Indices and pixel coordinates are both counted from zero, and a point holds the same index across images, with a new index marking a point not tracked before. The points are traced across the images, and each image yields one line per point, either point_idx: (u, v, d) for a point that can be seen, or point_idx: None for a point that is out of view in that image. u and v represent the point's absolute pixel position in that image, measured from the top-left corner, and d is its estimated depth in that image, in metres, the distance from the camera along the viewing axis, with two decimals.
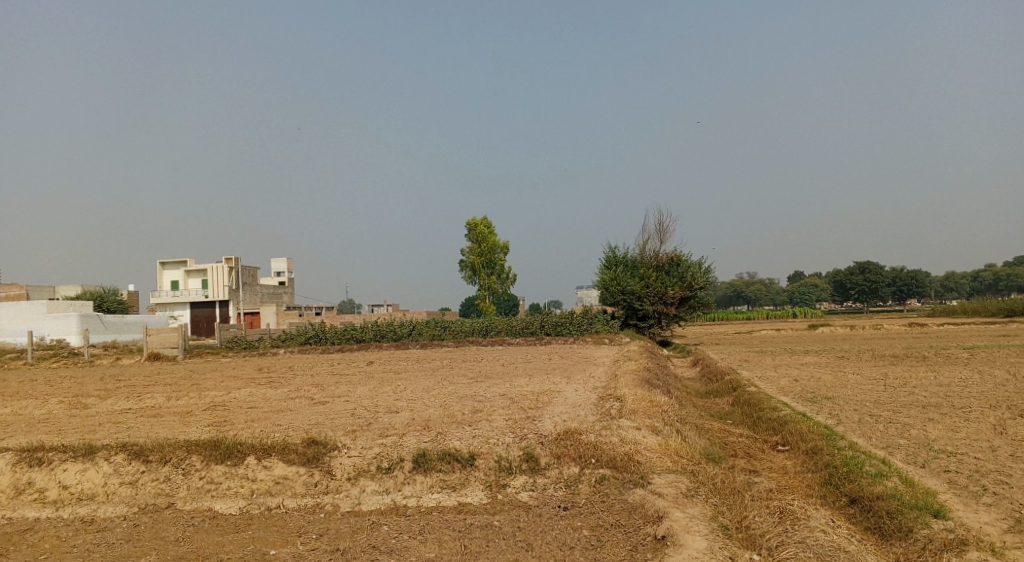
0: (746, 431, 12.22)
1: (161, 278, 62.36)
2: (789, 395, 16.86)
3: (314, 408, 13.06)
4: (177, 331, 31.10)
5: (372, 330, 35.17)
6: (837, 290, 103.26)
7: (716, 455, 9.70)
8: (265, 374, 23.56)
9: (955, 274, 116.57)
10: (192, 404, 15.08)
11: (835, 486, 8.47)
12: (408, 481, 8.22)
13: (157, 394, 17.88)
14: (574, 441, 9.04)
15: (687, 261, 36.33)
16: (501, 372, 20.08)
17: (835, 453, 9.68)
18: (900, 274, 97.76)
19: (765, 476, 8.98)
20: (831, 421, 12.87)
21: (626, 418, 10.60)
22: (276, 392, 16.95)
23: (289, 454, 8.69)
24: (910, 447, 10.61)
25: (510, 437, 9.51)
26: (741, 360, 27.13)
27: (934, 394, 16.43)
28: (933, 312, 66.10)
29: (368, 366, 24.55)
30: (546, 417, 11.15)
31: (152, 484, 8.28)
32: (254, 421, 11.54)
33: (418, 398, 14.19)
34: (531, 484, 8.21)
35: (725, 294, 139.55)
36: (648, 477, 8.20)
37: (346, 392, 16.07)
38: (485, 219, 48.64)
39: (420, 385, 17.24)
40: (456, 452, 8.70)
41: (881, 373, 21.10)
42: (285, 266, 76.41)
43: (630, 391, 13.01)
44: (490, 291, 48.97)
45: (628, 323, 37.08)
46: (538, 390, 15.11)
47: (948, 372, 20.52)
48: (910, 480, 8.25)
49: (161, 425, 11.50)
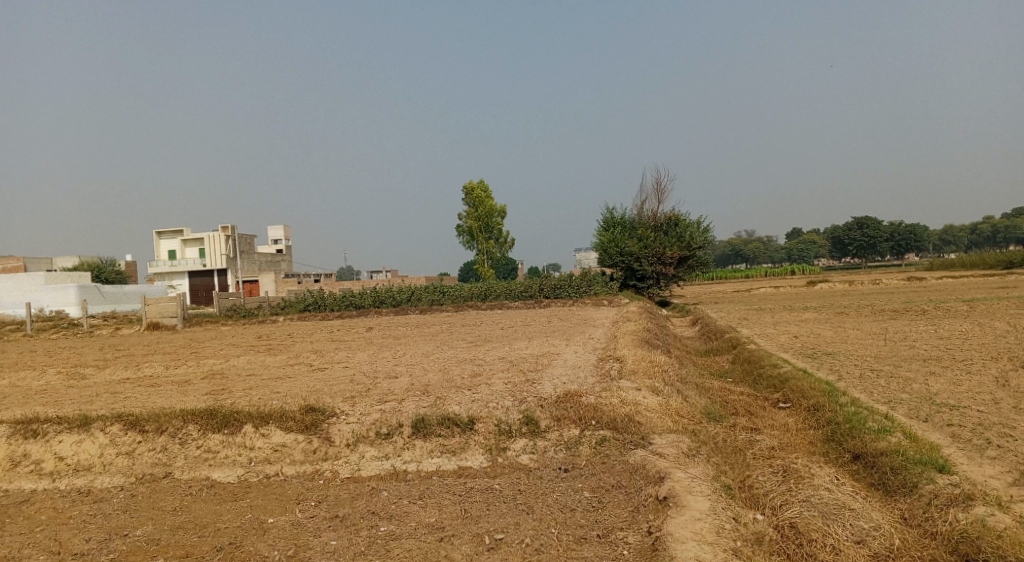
0: (747, 389, 12.14)
1: (158, 248, 62.04)
2: (790, 352, 16.80)
3: (312, 375, 12.96)
4: (175, 301, 30.95)
5: (370, 297, 35.04)
6: (836, 247, 102.98)
7: (717, 414, 9.62)
8: (264, 342, 23.48)
9: (954, 228, 116.18)
10: (191, 373, 14.99)
11: (837, 443, 8.41)
12: (407, 447, 8.14)
13: (156, 364, 17.81)
14: (574, 403, 8.94)
15: (686, 220, 35.99)
16: (500, 336, 20.01)
17: (837, 409, 9.61)
18: (899, 229, 97.41)
19: (767, 434, 8.91)
20: (832, 377, 12.82)
21: (626, 379, 10.50)
22: (274, 360, 16.86)
23: (287, 422, 8.59)
24: (912, 402, 10.54)
25: (509, 400, 9.41)
26: (740, 318, 27.07)
27: (934, 348, 16.35)
28: (932, 266, 66.00)
29: (367, 332, 24.45)
30: (546, 380, 11.06)
31: (149, 454, 8.19)
32: (252, 389, 11.44)
33: (416, 363, 14.11)
34: (531, 447, 8.13)
35: (724, 253, 139.27)
36: (649, 437, 8.13)
37: (345, 359, 15.98)
38: (482, 182, 48.02)
39: (419, 350, 17.16)
40: (455, 416, 8.61)
41: (881, 328, 21.03)
42: (282, 233, 75.94)
43: (630, 352, 12.89)
44: (488, 255, 48.71)
45: (627, 284, 36.96)
46: (538, 352, 15.03)
47: (948, 325, 20.46)
48: (914, 435, 8.17)
49: (159, 395, 11.40)
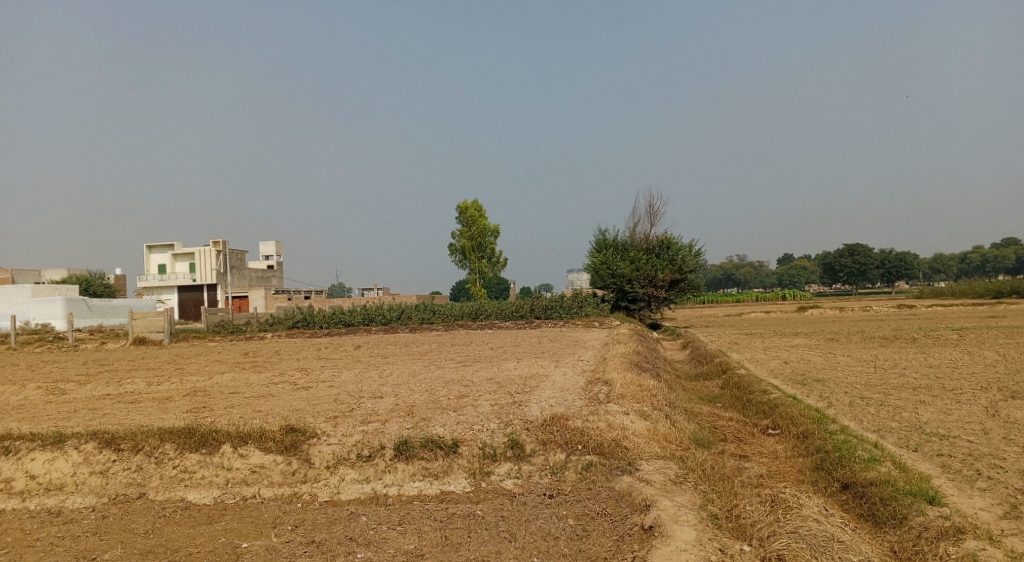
0: (736, 414, 12.03)
1: (148, 262, 61.64)
2: (780, 377, 16.74)
3: (296, 393, 12.76)
4: (162, 315, 30.64)
5: (360, 314, 34.83)
6: (826, 273, 103.52)
7: (706, 440, 9.49)
8: (251, 358, 23.20)
9: (943, 257, 117.19)
10: (173, 390, 14.73)
11: (827, 472, 8.29)
12: (389, 469, 7.97)
13: (139, 380, 17.52)
14: (560, 427, 8.80)
15: (678, 243, 36.09)
16: (489, 356, 19.85)
17: (827, 437, 9.50)
18: (889, 256, 98.12)
19: (756, 462, 8.79)
20: (822, 404, 12.72)
21: (614, 402, 10.37)
22: (259, 378, 16.61)
23: (267, 442, 8.40)
24: (902, 430, 10.46)
25: (495, 423, 9.25)
26: (731, 342, 27.02)
27: (924, 376, 16.33)
28: (922, 293, 66.40)
29: (355, 350, 24.23)
30: (533, 402, 10.92)
31: (122, 473, 7.98)
32: (234, 408, 11.23)
33: (403, 383, 13.93)
34: (516, 472, 7.98)
35: (716, 277, 139.77)
36: (635, 463, 7.99)
37: (331, 377, 15.78)
38: (475, 201, 48.09)
39: (406, 370, 16.98)
40: (438, 438, 8.45)
41: (871, 355, 21.02)
42: (274, 249, 75.69)
43: (619, 375, 12.78)
44: (481, 274, 48.62)
45: (619, 305, 36.92)
46: (526, 374, 14.88)
47: (938, 353, 20.46)
48: (904, 465, 8.06)
49: (138, 412, 11.19)
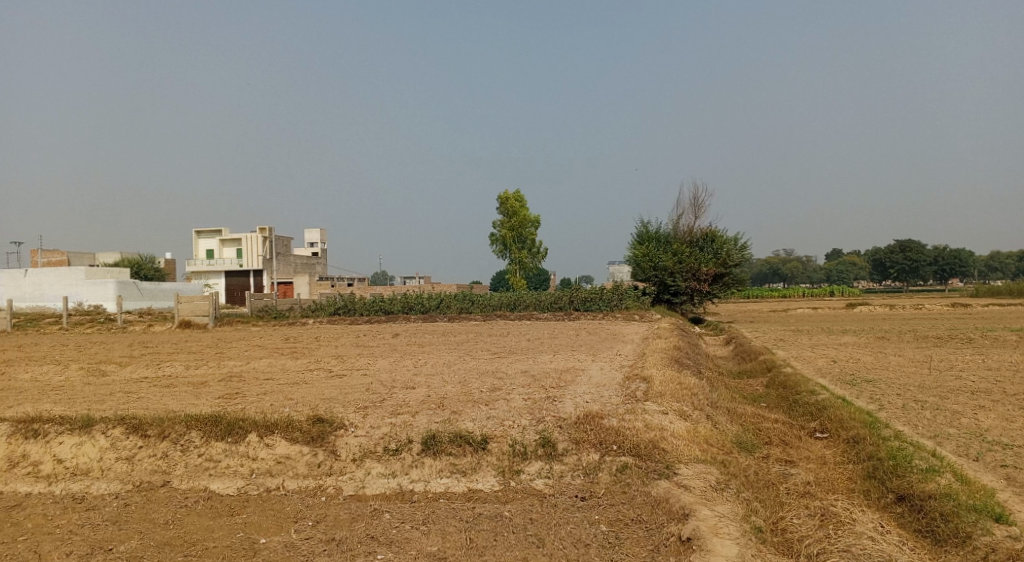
0: (781, 416, 11.43)
1: (197, 247, 63.16)
2: (827, 377, 15.98)
3: (329, 382, 12.64)
4: (207, 300, 31.19)
5: (399, 303, 34.87)
6: (877, 269, 100.06)
7: (748, 443, 8.96)
8: (289, 344, 23.33)
9: (1002, 254, 112.19)
10: (209, 375, 14.80)
11: (880, 481, 7.70)
12: (416, 464, 7.69)
13: (178, 363, 17.72)
14: (594, 426, 8.40)
15: (722, 236, 35.13)
16: (525, 348, 19.54)
17: (881, 443, 8.87)
18: (944, 253, 94.31)
19: (803, 468, 8.24)
20: (873, 407, 12.01)
21: (652, 401, 9.92)
22: (294, 364, 16.61)
23: (292, 432, 8.24)
24: (962, 437, 9.75)
25: (526, 419, 8.89)
26: (776, 339, 26.13)
27: (984, 379, 15.38)
28: (978, 292, 63.62)
29: (392, 339, 24.18)
30: (568, 398, 10.55)
31: (148, 461, 7.95)
32: (266, 395, 11.15)
33: (436, 374, 13.72)
34: (546, 471, 7.62)
35: (760, 271, 136.63)
36: (673, 467, 7.55)
37: (365, 366, 15.68)
38: (516, 192, 47.71)
39: (441, 360, 16.77)
40: (467, 434, 8.13)
41: (925, 355, 19.99)
42: (317, 237, 76.77)
43: (657, 371, 12.28)
44: (521, 265, 48.31)
45: (660, 299, 36.17)
46: (562, 367, 14.49)
47: (998, 355, 19.30)
48: (966, 477, 7.42)
49: (172, 397, 11.24)
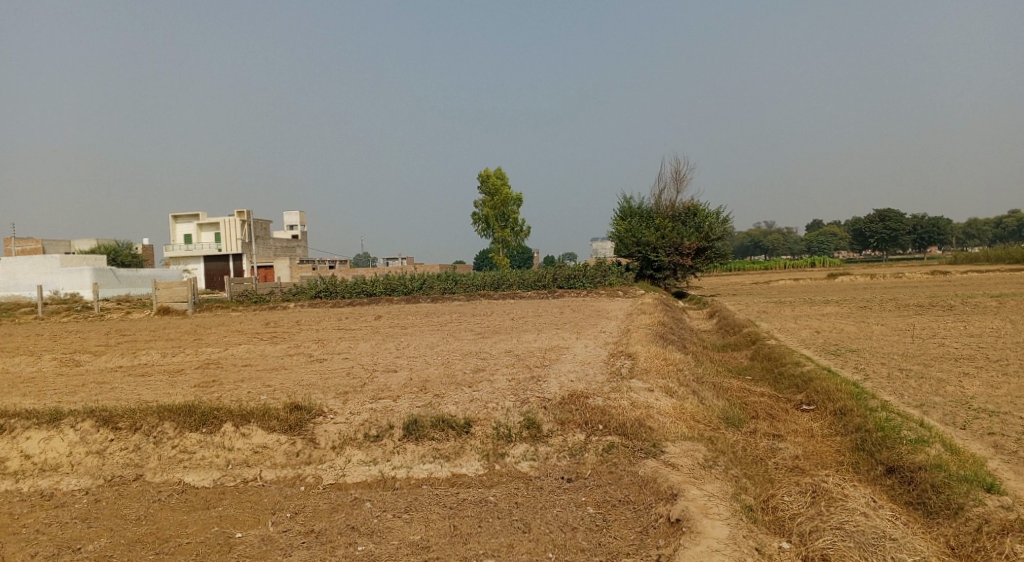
0: (767, 389, 11.37)
1: (174, 233, 62.06)
2: (811, 348, 15.97)
3: (309, 367, 12.37)
4: (186, 286, 30.61)
5: (382, 284, 34.48)
6: (856, 239, 101.04)
7: (736, 418, 8.86)
8: (269, 329, 22.95)
9: (978, 222, 113.75)
10: (187, 362, 14.44)
11: (868, 453, 7.63)
12: (398, 450, 7.49)
13: (155, 351, 17.31)
14: (579, 405, 8.23)
15: (705, 210, 35.06)
16: (509, 327, 19.36)
17: (868, 414, 8.80)
18: (922, 222, 95.39)
19: (790, 442, 8.17)
20: (858, 377, 11.99)
21: (637, 378, 9.78)
22: (274, 349, 16.28)
23: (270, 420, 7.98)
24: (947, 406, 9.73)
25: (510, 401, 8.71)
26: (759, 311, 26.20)
27: (965, 346, 15.45)
28: (956, 258, 64.45)
29: (374, 321, 23.86)
30: (552, 377, 10.39)
31: (119, 454, 7.68)
32: (244, 382, 10.87)
33: (419, 356, 13.50)
34: (532, 454, 7.45)
35: (742, 244, 137.43)
36: (661, 445, 7.43)
37: (346, 350, 15.40)
38: (498, 170, 47.24)
39: (424, 341, 16.54)
40: (450, 418, 7.93)
41: (906, 324, 20.10)
42: (297, 220, 75.73)
43: (643, 348, 12.14)
44: (504, 243, 47.99)
45: (643, 274, 36.16)
46: (546, 346, 14.32)
47: (978, 322, 19.45)
48: (954, 446, 7.36)
49: (146, 386, 10.93)
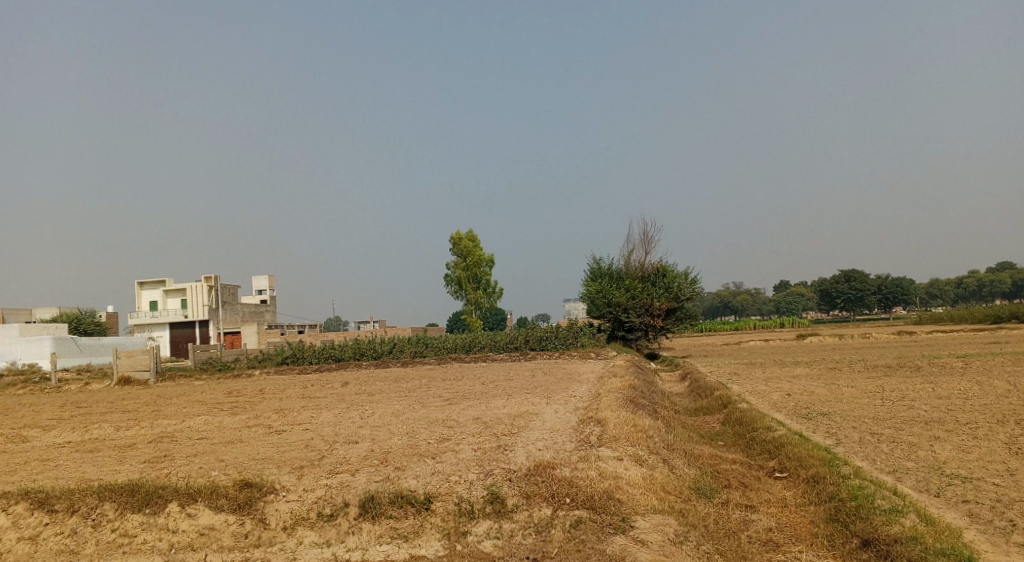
0: (739, 455, 11.14)
1: (139, 299, 60.76)
2: (783, 412, 15.84)
3: (267, 439, 11.84)
4: (148, 353, 29.69)
5: (351, 348, 33.86)
6: (823, 300, 103.03)
7: (707, 487, 8.60)
8: (231, 398, 22.19)
9: (939, 283, 117.13)
10: (139, 436, 13.74)
11: (843, 524, 7.41)
12: (353, 531, 7.06)
13: (108, 424, 16.51)
14: (546, 478, 7.90)
15: (674, 271, 35.48)
16: (479, 392, 18.98)
17: (841, 482, 8.62)
18: (885, 283, 97.84)
19: (763, 513, 7.93)
20: (830, 442, 11.84)
21: (606, 446, 9.49)
22: (233, 420, 15.62)
23: (218, 499, 7.50)
24: (920, 472, 9.60)
25: (474, 473, 8.35)
26: (731, 373, 26.17)
27: (935, 408, 15.46)
28: (919, 319, 65.92)
29: (341, 388, 23.23)
30: (519, 446, 10.04)
31: (52, 540, 7.11)
32: (196, 457, 10.33)
33: (383, 425, 13.05)
34: (496, 531, 7.07)
35: (713, 305, 139.22)
36: (630, 519, 7.12)
37: (309, 419, 14.84)
38: (470, 232, 47.59)
39: (390, 409, 16.05)
40: (410, 493, 7.53)
41: (876, 385, 20.18)
42: (267, 283, 74.87)
43: (613, 414, 11.88)
44: (476, 305, 47.80)
45: (615, 335, 36.10)
46: (515, 412, 13.96)
47: (945, 383, 19.60)
48: (929, 516, 7.19)
49: (91, 463, 10.31)
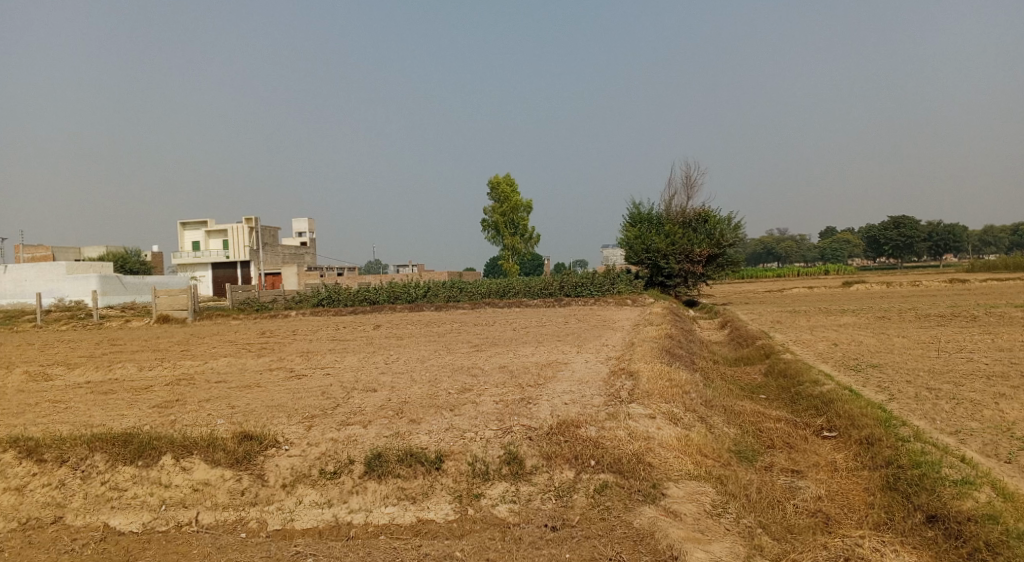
0: (784, 412, 10.26)
1: (182, 240, 61.63)
2: (829, 363, 14.82)
3: (284, 385, 11.38)
4: (186, 293, 29.80)
5: (385, 292, 33.52)
6: (870, 246, 99.29)
7: (749, 450, 7.79)
8: (262, 339, 22.08)
9: (995, 229, 111.57)
10: (161, 377, 13.54)
11: (904, 494, 6.55)
12: (356, 490, 6.49)
13: (134, 363, 16.38)
14: (569, 437, 7.17)
15: (716, 216, 33.96)
16: (509, 339, 18.34)
17: (900, 446, 7.68)
18: (938, 228, 93.56)
19: (811, 479, 7.13)
20: (883, 397, 10.86)
21: (638, 402, 8.70)
22: (256, 363, 15.31)
23: (214, 453, 7.01)
24: (988, 434, 8.60)
25: (491, 429, 7.69)
26: (773, 321, 25.06)
27: (998, 362, 14.23)
28: (972, 266, 62.84)
29: (371, 331, 22.87)
30: (544, 399, 9.34)
31: (40, 492, 6.73)
32: (207, 403, 9.94)
33: (405, 372, 12.49)
34: (512, 495, 6.42)
35: (755, 251, 135.88)
36: (662, 486, 6.40)
37: (332, 364, 14.40)
38: (508, 176, 46.32)
39: (416, 354, 15.53)
40: (420, 451, 6.91)
41: (931, 335, 18.90)
42: (306, 226, 75.25)
43: (646, 365, 11.05)
44: (513, 251, 46.99)
45: (653, 282, 34.98)
46: (543, 361, 13.24)
47: (1007, 334, 18.19)
48: (1007, 490, 6.25)
49: (102, 407, 9.98)
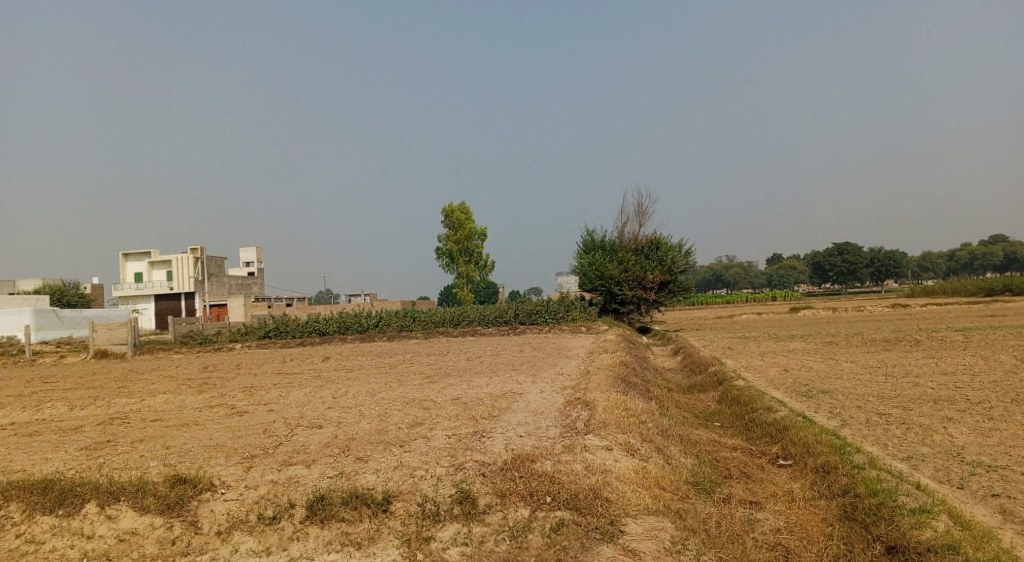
0: (739, 440, 10.20)
1: (124, 271, 59.31)
2: (781, 389, 14.93)
3: (224, 423, 10.78)
4: (126, 326, 28.47)
5: (336, 322, 32.73)
6: (814, 273, 102.55)
7: (707, 481, 7.65)
8: (205, 374, 21.15)
9: (930, 256, 116.76)
10: (92, 417, 12.71)
11: (862, 524, 6.48)
12: (298, 537, 6.07)
13: (65, 402, 15.41)
14: (524, 473, 6.91)
15: (667, 243, 34.45)
16: (463, 369, 17.98)
17: (855, 474, 7.65)
18: (877, 255, 97.37)
19: (769, 510, 7.02)
20: (836, 423, 10.93)
21: (594, 433, 8.50)
22: (197, 399, 14.55)
23: (142, 499, 6.49)
24: (939, 459, 8.68)
25: (443, 466, 7.37)
26: (725, 347, 25.34)
27: (942, 386, 14.57)
28: (911, 292, 65.35)
29: (320, 363, 22.15)
30: (498, 432, 9.04)
31: None
32: (140, 444, 9.31)
33: (354, 406, 12.02)
34: (464, 536, 6.10)
35: (705, 278, 138.75)
36: (620, 522, 6.18)
37: (278, 399, 13.79)
38: (461, 204, 46.23)
39: (367, 387, 15.04)
40: (366, 492, 6.54)
41: (877, 360, 19.34)
42: (254, 255, 73.48)
43: (602, 395, 10.87)
44: (467, 279, 46.70)
45: (607, 309, 35.15)
46: (498, 392, 12.95)
47: (949, 358, 18.73)
48: (963, 518, 6.24)
49: (23, 450, 9.25)
